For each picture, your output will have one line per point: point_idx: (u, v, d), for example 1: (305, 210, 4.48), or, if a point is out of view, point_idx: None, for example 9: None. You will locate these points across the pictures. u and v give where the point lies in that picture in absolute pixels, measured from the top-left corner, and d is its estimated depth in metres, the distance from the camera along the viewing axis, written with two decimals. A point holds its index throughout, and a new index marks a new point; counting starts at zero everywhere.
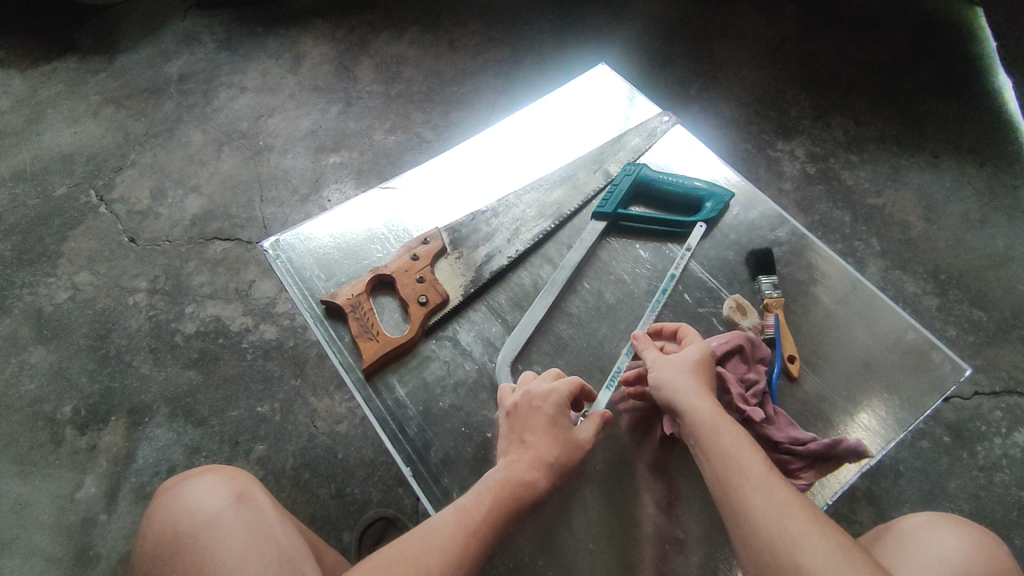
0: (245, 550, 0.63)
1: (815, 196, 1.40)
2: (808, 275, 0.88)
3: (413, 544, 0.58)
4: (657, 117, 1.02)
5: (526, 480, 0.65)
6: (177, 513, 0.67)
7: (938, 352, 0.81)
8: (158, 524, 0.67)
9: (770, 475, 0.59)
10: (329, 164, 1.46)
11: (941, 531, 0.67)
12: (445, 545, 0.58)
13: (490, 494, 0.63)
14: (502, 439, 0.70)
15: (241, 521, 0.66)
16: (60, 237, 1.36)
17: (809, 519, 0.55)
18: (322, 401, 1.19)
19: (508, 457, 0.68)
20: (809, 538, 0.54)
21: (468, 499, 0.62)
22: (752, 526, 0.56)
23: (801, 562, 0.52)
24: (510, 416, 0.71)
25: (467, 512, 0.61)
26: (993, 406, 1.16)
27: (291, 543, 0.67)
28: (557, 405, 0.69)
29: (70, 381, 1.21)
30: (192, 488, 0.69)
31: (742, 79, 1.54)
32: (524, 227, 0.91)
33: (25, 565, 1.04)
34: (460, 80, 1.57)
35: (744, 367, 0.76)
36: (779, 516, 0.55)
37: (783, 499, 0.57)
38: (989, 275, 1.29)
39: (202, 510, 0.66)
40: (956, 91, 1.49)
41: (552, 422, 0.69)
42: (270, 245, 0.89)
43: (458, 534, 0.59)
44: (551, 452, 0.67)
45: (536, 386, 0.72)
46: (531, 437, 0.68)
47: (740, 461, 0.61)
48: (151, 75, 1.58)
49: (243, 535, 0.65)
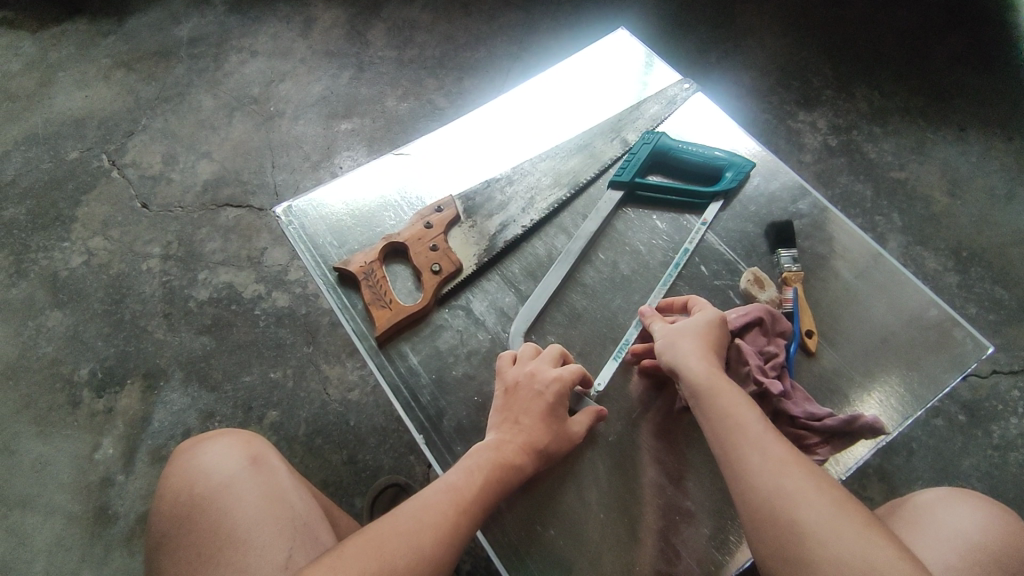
0: (260, 513, 0.64)
1: (836, 169, 1.37)
2: (828, 248, 0.86)
3: (402, 519, 0.57)
4: (676, 85, 0.99)
5: (515, 465, 0.65)
6: (193, 476, 0.67)
7: (960, 329, 0.79)
8: (175, 484, 0.68)
9: (767, 433, 0.59)
10: (340, 131, 1.44)
11: (958, 506, 0.66)
12: (436, 523, 0.57)
13: (481, 473, 0.63)
14: (495, 414, 0.70)
15: (255, 482, 0.67)
16: (73, 202, 1.37)
17: (806, 473, 0.55)
18: (334, 368, 1.20)
19: (499, 434, 0.67)
20: (804, 493, 0.54)
21: (458, 476, 0.62)
22: (751, 484, 0.56)
23: (798, 518, 0.53)
24: (508, 392, 0.70)
25: (458, 490, 0.61)
26: (1010, 386, 1.15)
27: (304, 506, 0.67)
28: (559, 394, 0.69)
29: (86, 344, 1.22)
30: (207, 451, 0.70)
31: (765, 47, 1.49)
32: (539, 196, 0.90)
33: (47, 522, 1.08)
34: (474, 46, 1.53)
35: (763, 339, 0.75)
36: (775, 473, 0.56)
37: (779, 456, 0.57)
38: (1012, 253, 1.26)
39: (217, 472, 0.67)
40: (986, 62, 1.43)
41: (551, 410, 0.68)
42: (281, 212, 0.89)
43: (448, 514, 0.59)
44: (544, 439, 0.67)
45: (541, 369, 0.71)
46: (527, 420, 0.68)
47: (737, 419, 0.60)
48: (161, 38, 1.56)
49: (257, 497, 0.65)
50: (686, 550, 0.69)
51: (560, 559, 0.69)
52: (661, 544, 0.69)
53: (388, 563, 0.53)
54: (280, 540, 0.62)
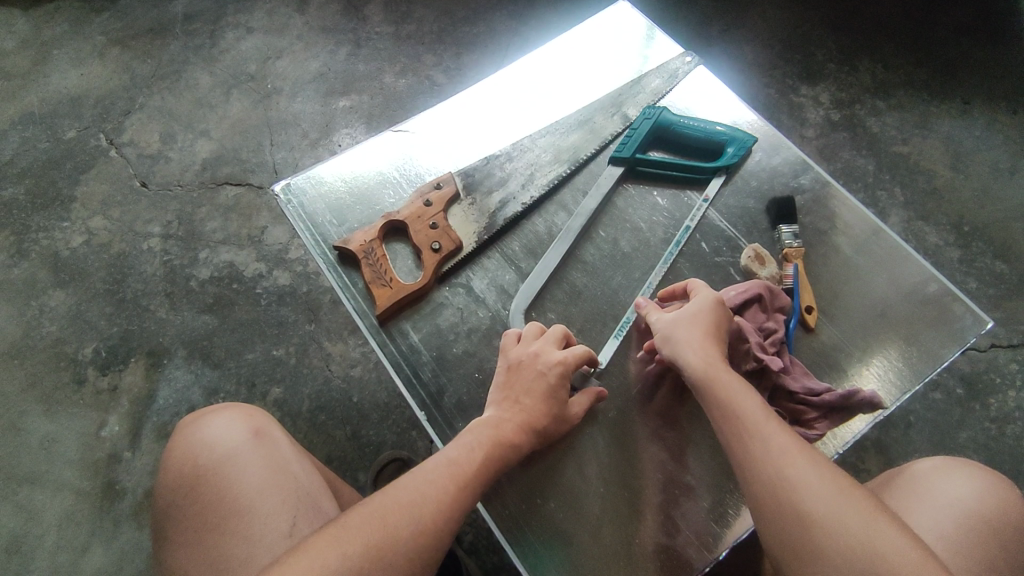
0: (263, 485, 0.65)
1: (839, 143, 1.35)
2: (829, 224, 0.86)
3: (406, 492, 0.58)
4: (678, 58, 0.97)
5: (514, 443, 0.66)
6: (197, 448, 0.68)
7: (960, 304, 0.80)
8: (179, 457, 0.69)
9: (768, 420, 0.60)
10: (339, 108, 1.43)
11: (952, 476, 0.67)
12: (438, 497, 0.58)
13: (482, 449, 0.64)
14: (496, 390, 0.71)
15: (258, 455, 0.67)
16: (72, 181, 1.36)
17: (808, 460, 0.56)
18: (337, 345, 1.21)
19: (500, 412, 0.68)
20: (808, 479, 0.55)
21: (458, 451, 0.63)
22: (756, 475, 0.57)
23: (804, 506, 0.53)
24: (511, 371, 0.71)
25: (459, 464, 0.62)
26: (1009, 359, 1.15)
27: (308, 478, 0.68)
28: (561, 376, 0.69)
29: (90, 324, 1.23)
30: (209, 423, 0.70)
31: (769, 19, 1.46)
32: (539, 173, 0.89)
33: (56, 497, 1.10)
34: (473, 20, 1.50)
35: (762, 316, 0.76)
36: (777, 460, 0.56)
37: (782, 444, 0.58)
38: (1014, 227, 1.26)
39: (220, 445, 0.68)
40: (994, 33, 1.41)
41: (553, 391, 0.69)
42: (281, 190, 0.88)
43: (450, 487, 0.60)
44: (544, 419, 0.68)
45: (545, 350, 0.71)
46: (528, 400, 0.68)
47: (738, 407, 0.61)
48: (156, 14, 1.53)
49: (260, 469, 0.66)
50: (685, 523, 0.70)
51: (560, 532, 0.71)
52: (659, 517, 0.71)
53: (392, 534, 0.54)
54: (284, 511, 0.63)
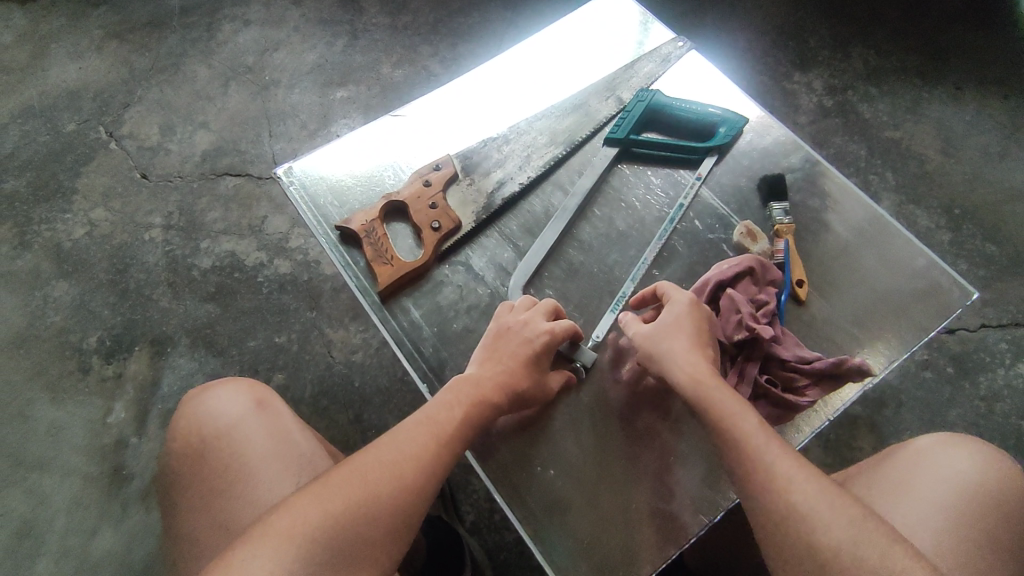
0: (266, 451, 0.67)
1: (831, 129, 1.37)
2: (820, 202, 0.88)
3: (388, 451, 0.60)
4: (671, 43, 0.99)
5: (494, 401, 0.68)
6: (202, 418, 0.70)
7: (946, 277, 0.82)
8: (184, 427, 0.71)
9: (770, 443, 0.61)
10: (336, 99, 1.44)
11: (952, 451, 0.68)
12: (418, 453, 0.61)
13: (461, 407, 0.66)
14: (481, 350, 0.73)
15: (261, 424, 0.69)
16: (73, 174, 1.37)
17: (816, 485, 0.57)
18: (338, 332, 1.22)
19: (479, 371, 0.70)
20: (820, 509, 0.55)
21: (439, 409, 0.65)
22: (763, 502, 0.58)
23: (813, 536, 0.54)
24: (499, 335, 0.73)
25: (439, 423, 0.64)
26: (999, 338, 1.17)
27: (310, 444, 0.70)
28: (548, 344, 0.71)
29: (93, 313, 1.24)
30: (213, 395, 0.72)
31: (761, 8, 1.48)
32: (535, 154, 0.90)
33: (64, 483, 1.11)
34: (468, 11, 1.52)
35: (754, 288, 0.78)
36: (787, 489, 0.57)
37: (788, 470, 0.58)
38: (1004, 210, 1.28)
39: (224, 415, 0.70)
40: (983, 19, 1.43)
41: (536, 357, 0.71)
42: (283, 173, 0.90)
43: (430, 445, 0.62)
44: (524, 382, 0.70)
45: (533, 320, 0.73)
46: (510, 361, 0.70)
47: (739, 431, 0.62)
48: (154, 8, 1.54)
49: (263, 437, 0.68)
50: (679, 490, 0.72)
51: (558, 499, 0.73)
52: (653, 484, 0.73)
53: (373, 490, 0.57)
54: (288, 477, 0.66)
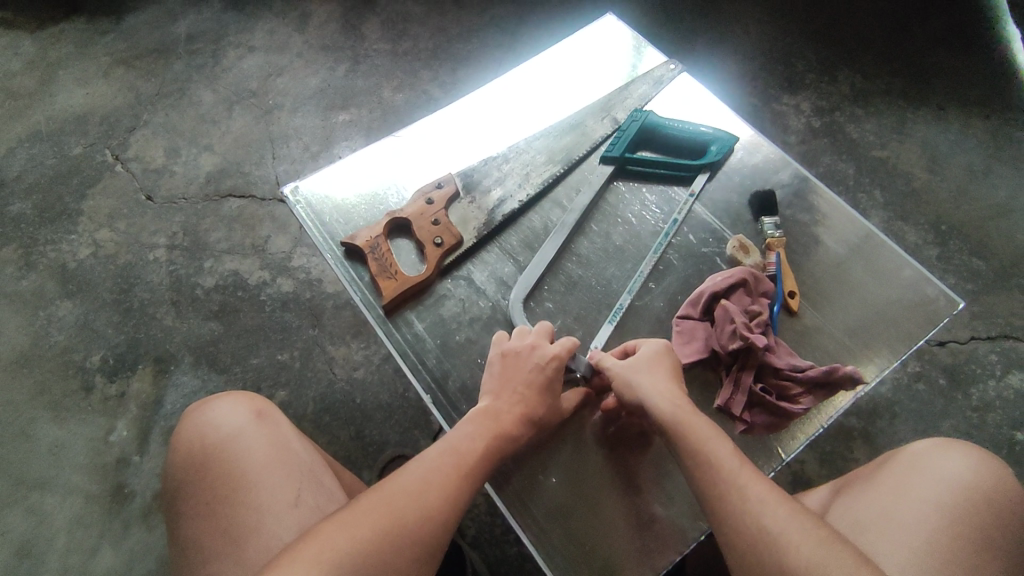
0: (269, 460, 0.69)
1: (820, 149, 1.42)
2: (810, 216, 0.91)
3: (412, 479, 0.61)
4: (663, 66, 1.03)
5: (515, 435, 0.69)
6: (204, 429, 0.71)
7: (933, 287, 0.84)
8: (187, 438, 0.72)
9: (743, 471, 0.61)
10: (339, 122, 1.48)
11: (947, 455, 0.69)
12: (442, 483, 0.62)
13: (484, 439, 0.67)
14: (491, 381, 0.74)
15: (262, 434, 0.71)
16: (79, 196, 1.40)
17: (786, 509, 0.57)
18: (340, 349, 1.24)
19: (498, 402, 0.71)
20: (788, 531, 0.56)
21: (460, 438, 0.67)
22: (736, 526, 0.58)
23: (786, 560, 0.54)
24: (507, 359, 0.75)
25: (461, 454, 0.65)
26: (989, 350, 1.20)
27: (309, 454, 0.72)
28: (557, 369, 0.74)
29: (97, 332, 1.26)
30: (215, 407, 0.73)
31: (750, 33, 1.53)
32: (534, 172, 0.94)
33: (66, 502, 1.11)
34: (467, 37, 1.56)
35: (747, 300, 0.81)
36: (757, 512, 0.57)
37: (759, 494, 0.59)
38: (990, 225, 1.32)
39: (226, 426, 0.71)
40: (964, 43, 1.48)
41: (548, 384, 0.73)
42: (290, 192, 0.93)
43: (452, 475, 0.63)
44: (540, 408, 0.72)
45: (540, 344, 0.75)
46: (525, 389, 0.72)
47: (712, 456, 0.62)
48: (160, 35, 1.59)
49: (264, 447, 0.70)
50: (678, 495, 0.74)
51: (562, 506, 0.74)
52: (653, 489, 0.75)
53: (400, 518, 0.57)
54: (289, 483, 0.67)
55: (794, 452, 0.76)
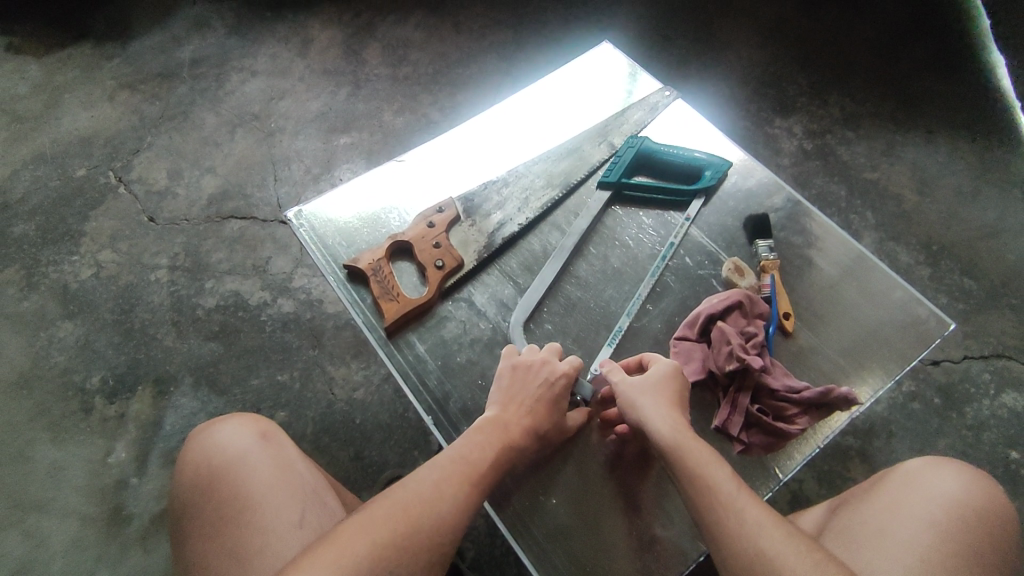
0: (273, 481, 0.69)
1: (812, 172, 1.44)
2: (803, 239, 0.93)
3: (426, 485, 0.62)
4: (658, 92, 1.06)
5: (519, 447, 0.71)
6: (209, 451, 0.72)
7: (924, 308, 0.86)
8: (193, 459, 0.73)
9: (741, 494, 0.62)
10: (339, 144, 1.51)
11: (939, 473, 0.71)
12: (454, 491, 0.62)
13: (494, 448, 0.68)
14: (498, 392, 0.76)
15: (267, 455, 0.72)
16: (82, 218, 1.41)
17: (782, 530, 0.58)
18: (339, 369, 1.25)
19: (506, 415, 0.72)
20: (784, 553, 0.56)
21: (470, 447, 0.68)
22: (734, 548, 0.58)
23: None
24: (518, 372, 0.76)
25: (472, 461, 0.66)
26: (981, 369, 1.21)
27: (313, 476, 0.73)
28: (565, 386, 0.76)
29: (97, 354, 1.26)
30: (220, 429, 0.74)
31: (743, 59, 1.57)
32: (533, 196, 0.96)
33: (62, 524, 1.11)
34: (466, 62, 1.60)
35: (743, 321, 0.82)
36: (755, 534, 0.58)
37: (756, 516, 0.59)
38: (980, 246, 1.34)
39: (231, 447, 0.72)
40: (951, 68, 1.52)
41: (555, 401, 0.74)
42: (293, 216, 0.95)
43: (464, 482, 0.64)
44: (543, 425, 0.73)
45: (550, 360, 0.78)
46: (530, 405, 0.73)
47: (711, 480, 0.63)
48: (164, 60, 1.62)
49: (269, 467, 0.70)
50: (677, 516, 0.75)
51: (562, 526, 0.75)
52: (653, 509, 0.75)
53: (413, 523, 0.58)
54: (293, 504, 0.68)
55: (791, 471, 0.77)
